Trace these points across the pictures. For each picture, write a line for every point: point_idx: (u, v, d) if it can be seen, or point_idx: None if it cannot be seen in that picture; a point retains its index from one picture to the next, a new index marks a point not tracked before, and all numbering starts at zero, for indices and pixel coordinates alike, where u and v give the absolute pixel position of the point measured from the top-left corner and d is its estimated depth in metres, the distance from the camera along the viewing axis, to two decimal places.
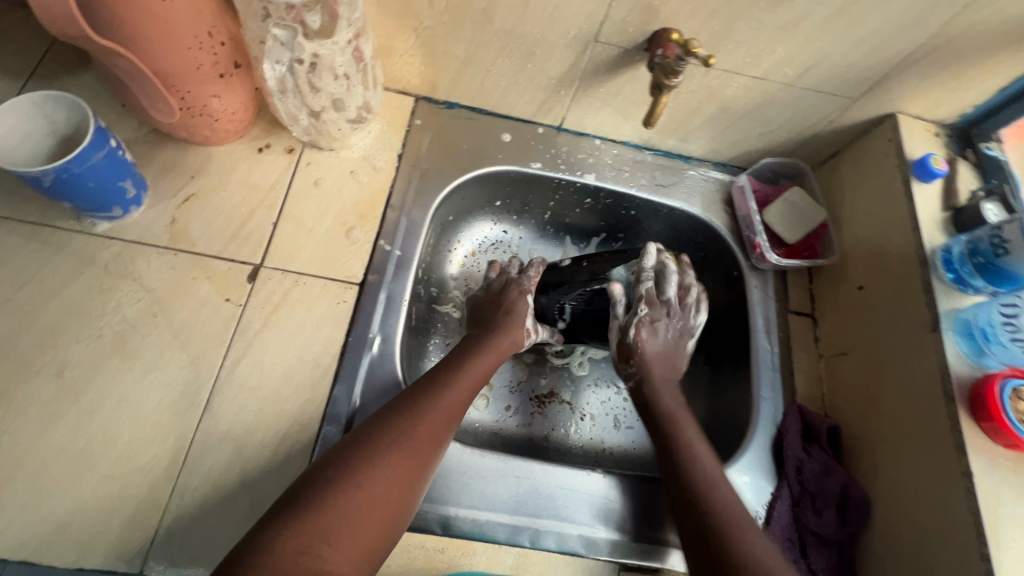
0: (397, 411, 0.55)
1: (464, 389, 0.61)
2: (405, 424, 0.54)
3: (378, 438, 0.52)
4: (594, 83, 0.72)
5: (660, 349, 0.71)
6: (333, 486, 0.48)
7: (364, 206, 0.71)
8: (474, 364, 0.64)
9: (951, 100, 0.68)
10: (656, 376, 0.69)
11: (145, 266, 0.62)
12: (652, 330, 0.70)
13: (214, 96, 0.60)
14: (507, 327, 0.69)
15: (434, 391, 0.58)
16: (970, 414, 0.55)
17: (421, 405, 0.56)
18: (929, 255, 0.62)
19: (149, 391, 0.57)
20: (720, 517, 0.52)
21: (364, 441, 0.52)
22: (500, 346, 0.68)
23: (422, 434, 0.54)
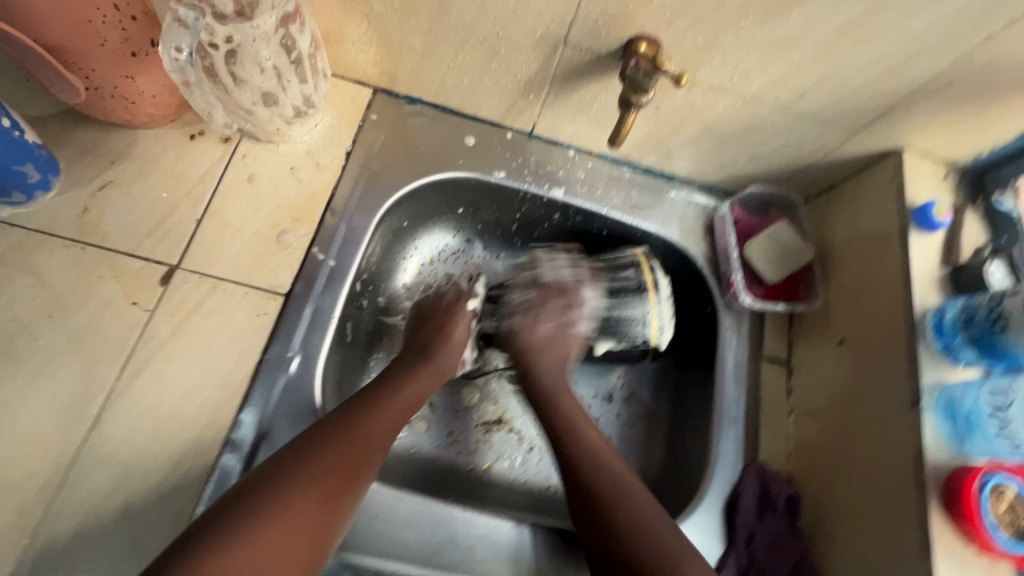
0: (318, 438, 0.50)
1: (397, 415, 0.57)
2: (327, 453, 0.49)
3: (298, 467, 0.48)
4: (566, 89, 0.65)
5: (541, 338, 0.67)
6: (244, 521, 0.43)
7: (300, 208, 0.64)
8: (409, 388, 0.60)
9: (966, 140, 0.60)
10: (539, 366, 0.65)
11: (47, 259, 0.57)
12: (539, 316, 0.67)
13: (127, 78, 0.54)
14: (444, 351, 0.65)
15: (360, 415, 0.54)
16: (943, 510, 0.48)
17: (348, 431, 0.52)
18: (918, 319, 0.55)
19: (33, 401, 0.52)
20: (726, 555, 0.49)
21: (282, 470, 0.47)
22: (438, 370, 0.64)
23: (343, 462, 0.50)
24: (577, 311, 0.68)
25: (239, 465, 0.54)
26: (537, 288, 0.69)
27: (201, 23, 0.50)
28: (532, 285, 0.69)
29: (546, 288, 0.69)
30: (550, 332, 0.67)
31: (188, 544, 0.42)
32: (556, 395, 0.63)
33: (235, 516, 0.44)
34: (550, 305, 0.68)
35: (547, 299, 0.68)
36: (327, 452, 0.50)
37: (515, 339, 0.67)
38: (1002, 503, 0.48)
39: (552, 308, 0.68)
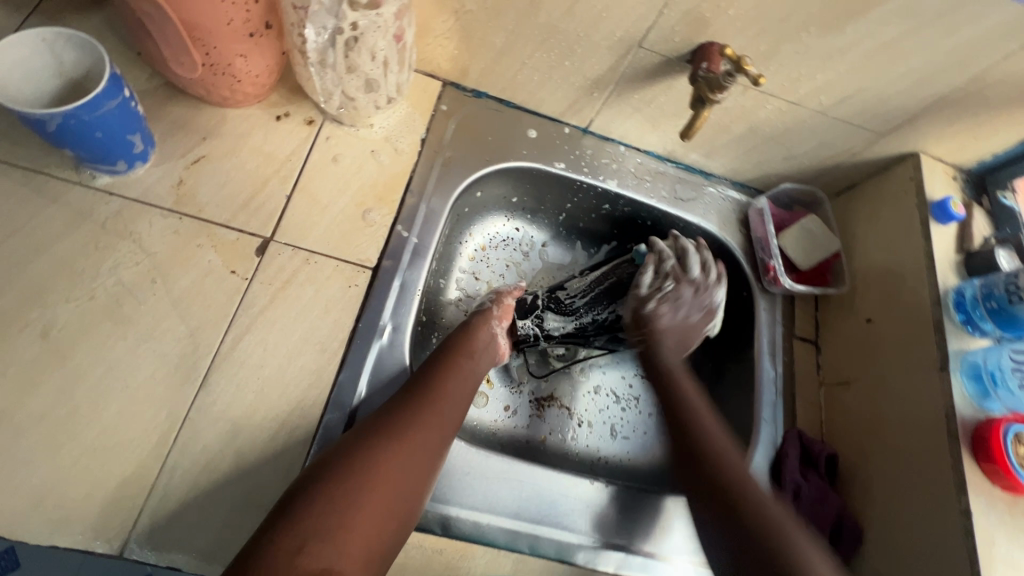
0: (390, 414, 0.52)
1: (453, 384, 0.58)
2: (382, 435, 0.50)
3: (378, 440, 0.49)
4: (629, 89, 0.71)
5: (677, 321, 0.71)
6: (336, 490, 0.45)
7: (382, 188, 0.68)
8: (462, 361, 0.61)
9: (973, 146, 0.69)
10: (665, 348, 0.70)
11: (147, 227, 0.58)
12: (674, 305, 0.71)
13: (240, 56, 0.57)
14: (480, 322, 0.67)
15: (426, 388, 0.55)
16: (972, 456, 0.56)
17: (417, 404, 0.53)
18: (942, 296, 0.63)
19: (143, 361, 0.54)
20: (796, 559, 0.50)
21: (363, 444, 0.49)
22: (478, 340, 0.65)
23: (418, 436, 0.52)
24: (708, 311, 0.72)
25: (341, 424, 0.57)
26: (672, 279, 0.71)
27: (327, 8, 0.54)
28: (671, 274, 0.72)
29: (679, 279, 0.72)
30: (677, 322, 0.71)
31: (290, 512, 0.44)
32: (673, 378, 0.68)
33: (325, 484, 0.46)
34: (682, 296, 0.71)
35: (682, 289, 0.71)
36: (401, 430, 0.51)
37: (650, 321, 0.71)
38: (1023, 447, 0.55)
39: (682, 302, 0.71)
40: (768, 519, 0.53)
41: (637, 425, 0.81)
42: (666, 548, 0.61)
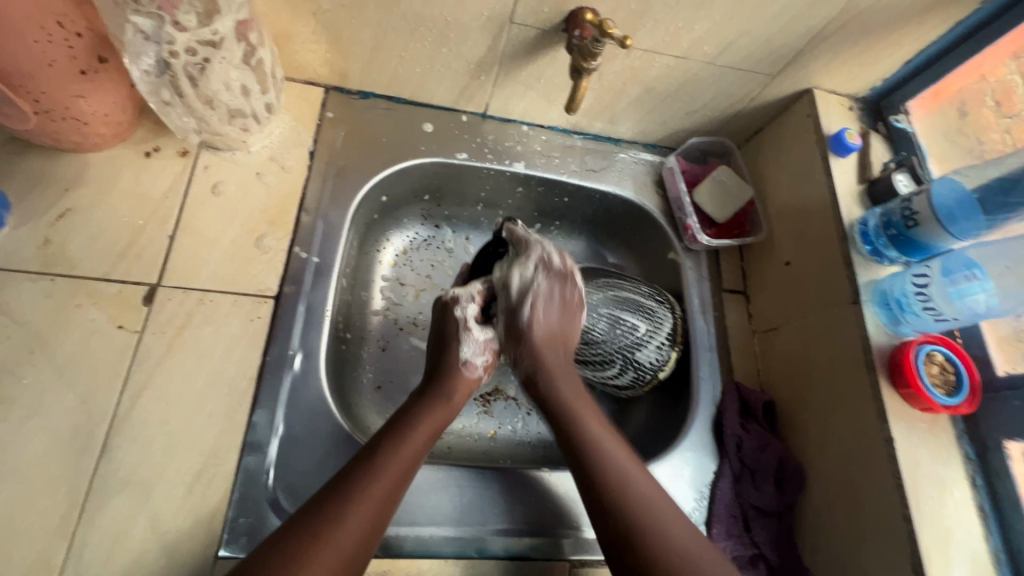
0: (314, 525, 0.44)
1: (411, 457, 0.52)
2: (335, 522, 0.44)
3: (291, 564, 0.41)
4: (515, 67, 0.68)
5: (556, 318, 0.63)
6: None
7: (274, 211, 0.65)
8: (418, 431, 0.54)
9: (862, 75, 0.69)
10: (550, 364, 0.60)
11: (15, 296, 0.54)
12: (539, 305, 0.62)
13: (77, 97, 0.52)
14: (461, 392, 0.60)
15: (365, 485, 0.48)
16: (890, 383, 0.57)
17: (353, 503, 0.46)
18: (848, 230, 0.64)
19: (32, 439, 0.50)
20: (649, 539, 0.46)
21: (280, 556, 0.41)
22: (441, 416, 0.57)
23: (351, 544, 0.44)
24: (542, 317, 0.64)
25: (260, 466, 0.55)
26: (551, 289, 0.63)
27: (162, 32, 0.50)
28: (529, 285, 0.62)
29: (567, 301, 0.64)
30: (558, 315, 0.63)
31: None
32: (575, 416, 0.56)
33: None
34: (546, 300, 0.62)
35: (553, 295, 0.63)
36: (334, 536, 0.44)
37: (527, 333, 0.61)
38: (934, 366, 0.57)
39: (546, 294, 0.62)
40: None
41: None
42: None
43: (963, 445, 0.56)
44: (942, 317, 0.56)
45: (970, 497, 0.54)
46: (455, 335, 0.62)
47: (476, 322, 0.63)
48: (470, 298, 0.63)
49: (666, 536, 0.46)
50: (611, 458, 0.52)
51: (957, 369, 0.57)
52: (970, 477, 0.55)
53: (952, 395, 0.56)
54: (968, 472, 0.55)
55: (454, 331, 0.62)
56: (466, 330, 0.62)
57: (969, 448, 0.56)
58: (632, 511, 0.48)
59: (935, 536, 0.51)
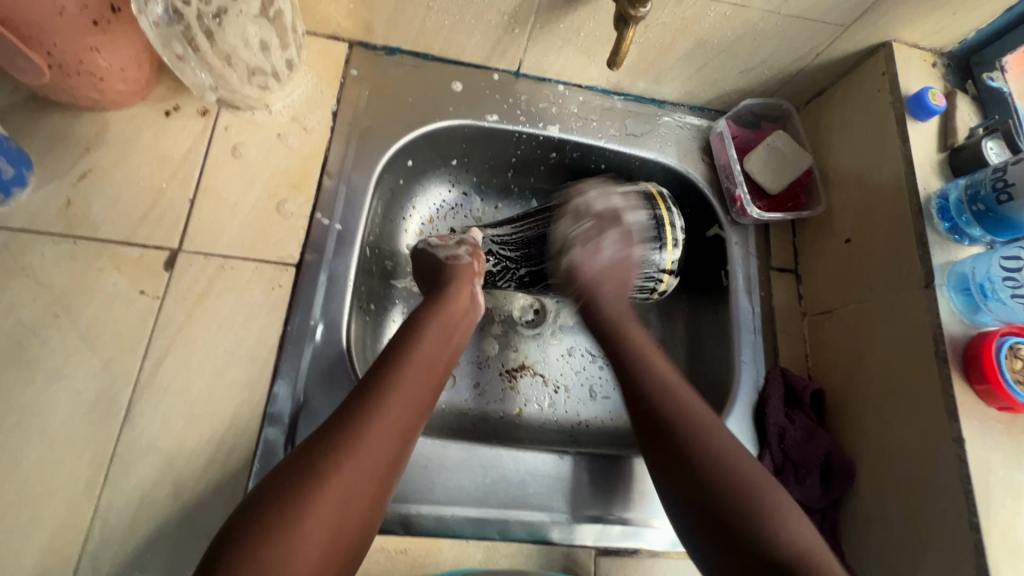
0: (342, 415, 0.45)
1: (427, 356, 0.53)
2: (364, 417, 0.46)
3: (332, 451, 0.43)
4: (552, 18, 0.62)
5: (603, 268, 0.64)
6: (293, 510, 0.39)
7: (296, 176, 0.62)
8: (429, 333, 0.55)
9: (952, 24, 0.60)
10: (605, 298, 0.63)
11: (39, 258, 0.54)
12: (591, 246, 0.65)
13: (92, 50, 0.50)
14: (461, 279, 0.62)
15: (384, 381, 0.48)
16: (964, 377, 0.51)
17: (368, 419, 0.45)
18: (924, 203, 0.56)
19: (58, 403, 0.50)
20: (746, 507, 0.44)
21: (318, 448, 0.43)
22: (451, 315, 0.58)
23: (383, 431, 0.46)
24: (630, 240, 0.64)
25: (281, 439, 0.54)
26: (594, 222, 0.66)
27: None
28: (607, 220, 0.65)
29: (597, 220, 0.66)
30: (612, 261, 0.64)
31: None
32: (618, 331, 0.60)
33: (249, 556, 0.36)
34: (604, 238, 0.65)
35: (604, 233, 0.65)
36: (363, 425, 0.45)
37: (578, 273, 0.64)
38: (1018, 361, 0.50)
39: (603, 240, 0.65)
40: (743, 477, 0.46)
41: (616, 382, 0.77)
42: (657, 512, 0.58)
43: None
44: None
45: None
46: (431, 254, 0.65)
47: (443, 241, 0.67)
48: (430, 237, 0.68)
49: (732, 477, 0.46)
50: (671, 394, 0.52)
51: None
52: None
53: None
54: None
55: (427, 256, 0.65)
56: (437, 244, 0.66)
57: None
58: (722, 484, 0.46)
59: (1006, 549, 0.46)
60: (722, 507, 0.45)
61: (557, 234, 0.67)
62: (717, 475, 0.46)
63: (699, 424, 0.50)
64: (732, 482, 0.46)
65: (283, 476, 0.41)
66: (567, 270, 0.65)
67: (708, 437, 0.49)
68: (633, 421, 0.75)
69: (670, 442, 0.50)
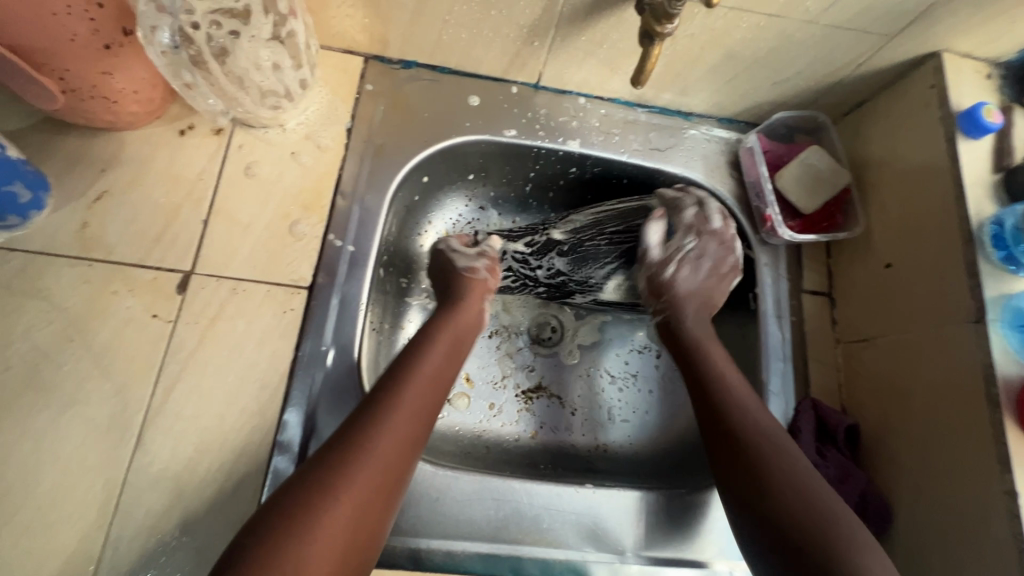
0: (354, 424, 0.46)
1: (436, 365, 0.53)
2: (374, 427, 0.46)
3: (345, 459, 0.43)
4: (573, 30, 0.60)
5: (701, 283, 0.64)
6: (304, 518, 0.39)
7: (310, 195, 0.61)
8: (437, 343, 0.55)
9: (1011, 32, 0.55)
10: (688, 315, 0.63)
11: (55, 281, 0.54)
12: (694, 262, 0.64)
13: (104, 75, 0.50)
14: (472, 293, 0.61)
15: (396, 392, 0.49)
16: (1018, 424, 0.47)
17: (378, 427, 0.46)
18: (975, 231, 0.52)
19: (71, 429, 0.50)
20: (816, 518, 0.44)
21: (331, 456, 0.43)
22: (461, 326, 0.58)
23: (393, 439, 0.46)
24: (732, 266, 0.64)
25: (291, 468, 0.53)
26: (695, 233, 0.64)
27: None
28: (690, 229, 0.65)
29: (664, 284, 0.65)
30: (697, 283, 0.64)
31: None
32: (701, 344, 0.60)
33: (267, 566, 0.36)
34: (686, 267, 0.64)
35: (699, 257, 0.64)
36: (375, 433, 0.45)
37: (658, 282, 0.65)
38: None
39: (716, 244, 0.64)
40: (819, 505, 0.45)
41: (637, 405, 0.74)
42: (702, 552, 0.56)
43: None
44: None
45: None
46: (448, 257, 0.64)
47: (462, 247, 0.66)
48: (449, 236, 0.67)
49: (795, 489, 0.46)
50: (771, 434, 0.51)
51: None
52: None
53: None
54: None
55: (444, 258, 0.64)
56: (454, 253, 0.64)
57: None
58: (795, 500, 0.46)
59: None
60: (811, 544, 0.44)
61: (680, 219, 0.65)
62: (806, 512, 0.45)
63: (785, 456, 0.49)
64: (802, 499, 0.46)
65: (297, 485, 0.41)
66: (651, 281, 0.66)
67: (795, 465, 0.48)
68: (653, 447, 0.72)
69: (750, 475, 0.49)
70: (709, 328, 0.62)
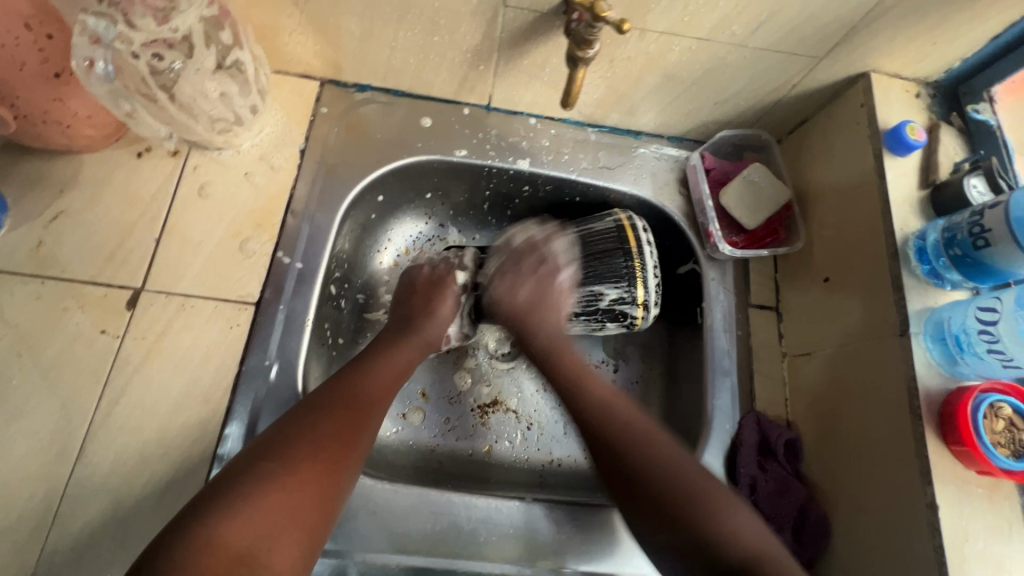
0: (308, 416, 0.49)
1: (393, 371, 0.57)
2: (324, 419, 0.49)
3: (289, 446, 0.46)
4: (514, 55, 0.62)
5: (527, 300, 0.64)
6: (242, 497, 0.42)
7: (261, 214, 0.63)
8: (399, 353, 0.59)
9: (934, 54, 0.57)
10: (532, 328, 0.63)
11: (8, 298, 0.56)
12: (512, 280, 0.65)
13: (55, 101, 0.52)
14: (434, 298, 0.64)
15: (350, 388, 0.52)
16: (939, 436, 0.47)
17: (319, 420, 0.49)
18: (900, 246, 0.53)
19: (14, 442, 0.51)
20: (691, 486, 0.49)
21: (278, 444, 0.46)
22: (421, 340, 0.61)
23: (337, 429, 0.49)
24: (558, 263, 0.66)
25: None
26: (514, 259, 0.66)
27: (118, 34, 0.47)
28: (521, 253, 0.66)
29: (516, 254, 0.66)
30: (529, 295, 0.64)
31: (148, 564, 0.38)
32: (557, 352, 0.61)
33: (208, 541, 0.39)
34: (523, 275, 0.65)
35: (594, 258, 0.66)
36: (321, 425, 0.48)
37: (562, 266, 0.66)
38: (999, 421, 0.46)
39: (524, 270, 0.65)
40: (673, 485, 0.49)
41: None
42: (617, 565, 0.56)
43: None
44: (1010, 363, 0.46)
45: None
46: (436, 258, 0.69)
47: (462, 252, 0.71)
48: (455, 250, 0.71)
49: (651, 468, 0.50)
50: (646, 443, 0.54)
51: None
52: None
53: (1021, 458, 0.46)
54: None
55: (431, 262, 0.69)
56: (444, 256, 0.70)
57: None
58: (648, 484, 0.49)
59: None
60: (657, 490, 0.49)
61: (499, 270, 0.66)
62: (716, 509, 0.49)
63: (640, 426, 0.53)
64: (657, 472, 0.50)
65: (241, 465, 0.45)
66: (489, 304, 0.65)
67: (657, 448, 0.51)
68: None
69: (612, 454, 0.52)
70: (559, 334, 0.63)
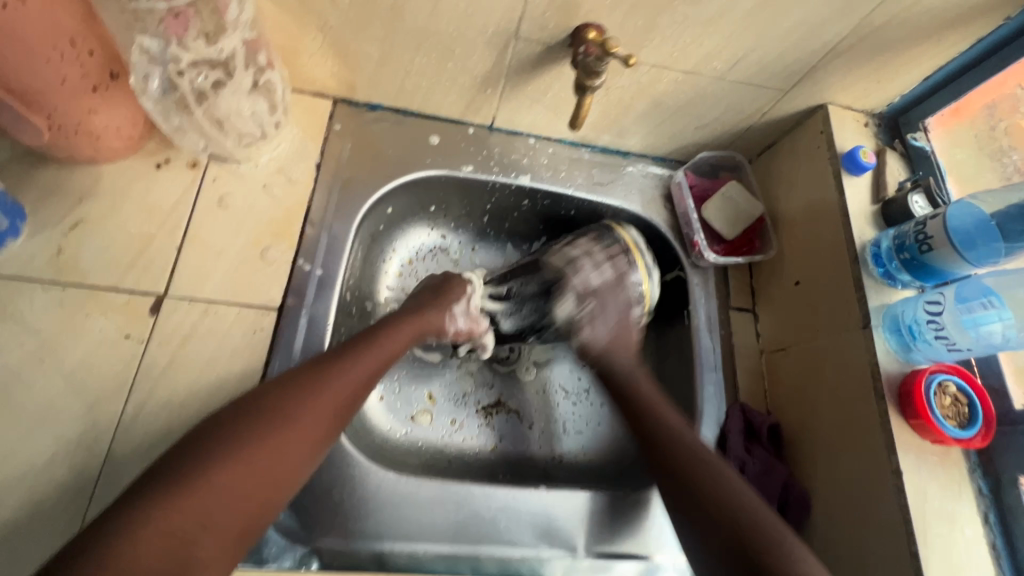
0: (278, 398, 0.47)
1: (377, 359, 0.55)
2: (294, 403, 0.47)
3: (254, 429, 0.45)
4: (520, 81, 0.68)
5: (604, 297, 0.67)
6: (196, 475, 0.41)
7: (280, 223, 0.66)
8: (390, 341, 0.57)
9: (879, 90, 0.67)
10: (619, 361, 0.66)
11: (29, 305, 0.56)
12: (591, 266, 0.68)
13: (89, 113, 0.54)
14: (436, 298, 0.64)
15: (327, 374, 0.50)
16: (900, 413, 0.55)
17: (286, 403, 0.47)
18: (859, 251, 0.62)
19: (39, 447, 0.52)
20: (754, 519, 0.49)
21: (242, 424, 0.45)
22: (413, 328, 0.60)
23: (307, 414, 0.47)
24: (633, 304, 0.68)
25: None
26: (587, 296, 0.67)
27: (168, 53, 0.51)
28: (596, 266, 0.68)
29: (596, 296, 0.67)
30: (601, 281, 0.68)
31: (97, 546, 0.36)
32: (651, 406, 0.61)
33: (167, 493, 0.39)
34: (591, 274, 0.68)
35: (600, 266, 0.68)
36: (288, 409, 0.47)
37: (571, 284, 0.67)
38: (946, 398, 0.55)
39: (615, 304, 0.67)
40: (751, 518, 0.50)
41: (589, 418, 0.80)
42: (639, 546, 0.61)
43: (976, 479, 0.55)
44: (954, 346, 0.54)
45: (982, 535, 0.52)
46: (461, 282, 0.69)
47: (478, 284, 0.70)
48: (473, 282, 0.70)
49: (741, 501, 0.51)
50: (680, 445, 0.57)
51: (971, 402, 0.55)
52: (982, 514, 0.53)
53: (965, 427, 0.54)
54: (980, 509, 0.53)
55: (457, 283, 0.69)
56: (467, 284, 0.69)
57: (982, 482, 0.54)
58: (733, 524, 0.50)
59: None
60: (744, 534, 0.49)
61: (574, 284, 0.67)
62: (730, 509, 0.51)
63: (710, 469, 0.54)
64: (731, 504, 0.51)
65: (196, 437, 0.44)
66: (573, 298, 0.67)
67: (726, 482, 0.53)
68: (605, 456, 0.78)
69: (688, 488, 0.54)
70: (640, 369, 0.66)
